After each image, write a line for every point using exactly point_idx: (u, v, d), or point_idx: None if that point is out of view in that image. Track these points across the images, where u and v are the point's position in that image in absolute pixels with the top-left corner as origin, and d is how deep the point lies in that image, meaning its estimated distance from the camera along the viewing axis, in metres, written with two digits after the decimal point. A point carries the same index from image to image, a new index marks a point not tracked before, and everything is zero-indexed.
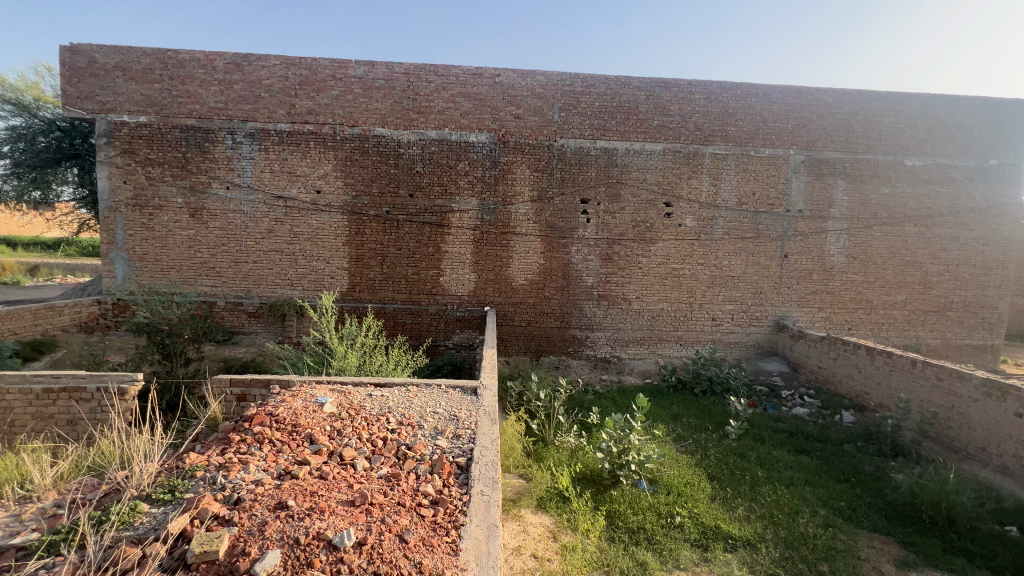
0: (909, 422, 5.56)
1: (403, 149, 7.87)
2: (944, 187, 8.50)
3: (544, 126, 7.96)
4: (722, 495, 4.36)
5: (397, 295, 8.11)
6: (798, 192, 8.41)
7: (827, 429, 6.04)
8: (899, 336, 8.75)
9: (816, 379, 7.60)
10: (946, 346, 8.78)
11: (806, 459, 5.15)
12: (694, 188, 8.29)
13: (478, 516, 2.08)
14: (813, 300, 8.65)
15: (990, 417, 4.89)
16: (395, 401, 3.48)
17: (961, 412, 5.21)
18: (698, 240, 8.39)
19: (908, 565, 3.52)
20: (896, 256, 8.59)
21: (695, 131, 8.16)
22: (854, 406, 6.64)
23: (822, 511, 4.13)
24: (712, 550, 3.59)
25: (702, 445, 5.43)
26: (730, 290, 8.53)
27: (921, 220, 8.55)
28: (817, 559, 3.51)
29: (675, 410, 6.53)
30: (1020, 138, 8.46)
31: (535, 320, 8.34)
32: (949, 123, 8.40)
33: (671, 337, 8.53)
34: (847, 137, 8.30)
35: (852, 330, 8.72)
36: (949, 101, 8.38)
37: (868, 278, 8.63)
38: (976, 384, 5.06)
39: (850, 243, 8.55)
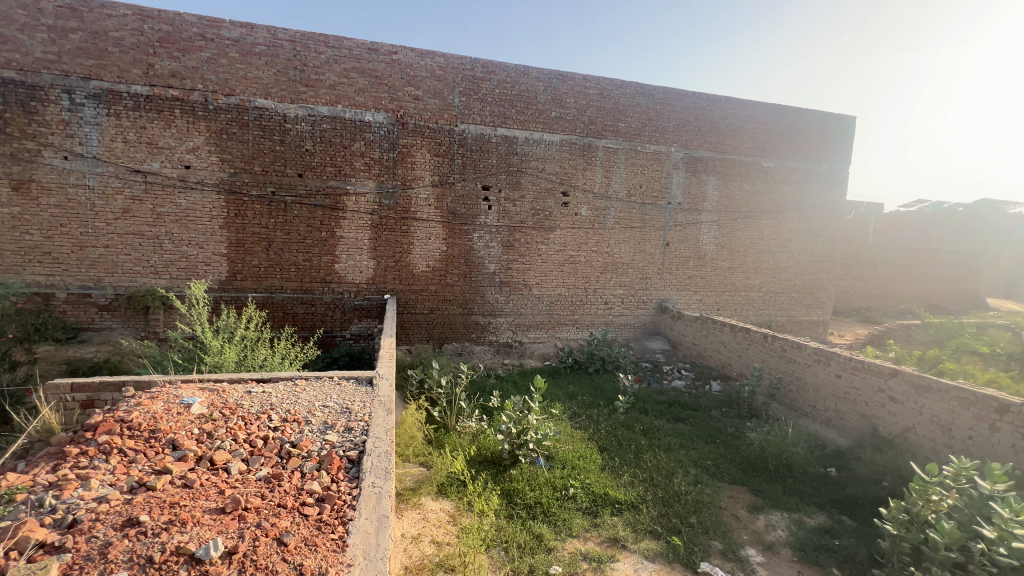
0: (761, 387, 6.48)
1: (289, 124, 7.21)
2: (791, 186, 9.93)
3: (444, 110, 7.81)
4: (611, 464, 4.73)
5: (285, 283, 7.48)
6: (677, 186, 9.25)
7: (698, 398, 6.82)
8: (756, 314, 10.12)
9: (691, 354, 8.52)
10: (791, 322, 10.35)
11: (681, 426, 5.77)
12: (589, 179, 8.73)
13: (368, 509, 2.02)
14: (689, 284, 9.65)
15: (819, 380, 5.88)
16: (279, 397, 3.23)
17: (799, 376, 6.19)
18: (592, 228, 8.88)
19: (757, 509, 4.14)
20: (754, 245, 9.88)
21: (589, 125, 8.57)
22: (720, 376, 7.57)
23: (693, 471, 4.67)
24: (601, 515, 3.90)
25: (594, 420, 5.83)
26: (620, 276, 9.19)
27: (773, 214, 9.91)
28: (687, 513, 3.97)
29: (571, 389, 6.92)
30: (844, 147, 10.15)
31: (438, 307, 8.25)
32: (794, 131, 9.80)
33: (568, 321, 8.98)
34: (717, 139, 9.31)
35: (719, 310, 9.90)
36: (794, 112, 9.76)
37: (733, 265, 9.83)
38: (810, 352, 6.05)
39: (719, 233, 9.65)
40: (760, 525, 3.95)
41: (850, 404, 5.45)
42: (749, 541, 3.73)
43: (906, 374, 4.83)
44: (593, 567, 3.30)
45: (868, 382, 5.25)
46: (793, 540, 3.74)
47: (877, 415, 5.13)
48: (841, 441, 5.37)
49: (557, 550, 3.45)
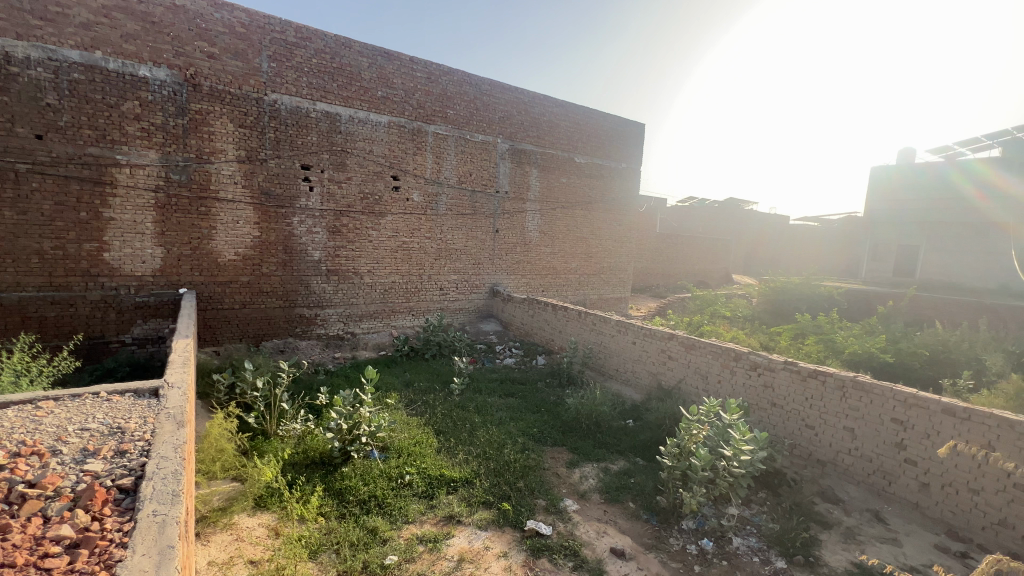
0: (577, 357, 7.35)
1: (16, 66, 5.45)
2: (599, 181, 11.33)
3: (249, 74, 6.81)
4: (447, 446, 4.85)
5: (23, 278, 5.71)
6: (504, 176, 9.76)
7: (526, 372, 7.43)
8: (574, 294, 11.40)
9: (520, 333, 9.20)
10: (601, 299, 11.94)
11: (511, 400, 6.20)
12: (419, 164, 8.61)
13: (146, 544, 1.68)
14: (518, 269, 10.34)
15: (621, 347, 6.92)
16: (8, 426, 2.46)
17: (606, 346, 7.20)
18: (424, 215, 8.81)
19: (574, 464, 4.71)
20: (571, 233, 11.06)
21: (418, 109, 8.43)
22: (545, 351, 8.35)
23: (521, 439, 5.08)
24: (437, 496, 3.97)
25: (430, 405, 5.88)
26: (454, 261, 9.35)
27: (585, 205, 11.20)
28: (516, 479, 4.30)
29: (408, 377, 6.84)
30: (638, 149, 11.96)
31: (251, 300, 7.25)
32: (600, 133, 11.17)
33: (403, 309, 8.82)
34: (537, 134, 10.10)
35: (544, 291, 10.87)
36: (600, 115, 11.11)
37: (554, 250, 10.86)
38: (613, 324, 7.07)
39: (542, 222, 10.54)
40: (576, 478, 4.51)
41: (643, 364, 6.56)
42: (567, 493, 4.23)
43: (679, 336, 6.00)
44: (429, 548, 3.36)
45: (654, 345, 6.38)
46: (600, 485, 4.37)
47: (661, 371, 6.28)
48: (636, 396, 6.43)
49: (393, 539, 3.40)
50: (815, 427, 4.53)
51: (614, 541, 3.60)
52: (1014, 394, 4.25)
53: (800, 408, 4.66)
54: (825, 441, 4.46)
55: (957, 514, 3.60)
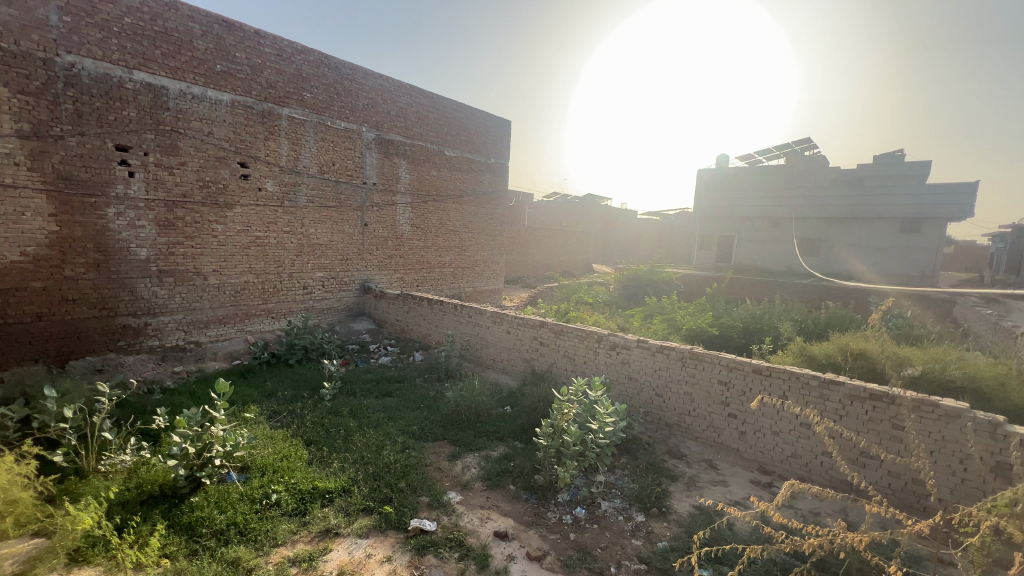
0: (455, 350, 7.39)
1: None
2: (469, 175, 11.44)
3: (32, 29, 5.43)
4: (319, 456, 4.51)
5: None
6: (371, 166, 9.31)
7: (403, 370, 7.24)
8: (449, 287, 11.40)
9: (395, 330, 8.92)
10: (476, 292, 12.14)
11: (388, 400, 6.00)
12: (272, 150, 7.76)
13: None
14: (390, 264, 9.98)
15: (496, 337, 7.14)
16: None
17: (482, 337, 7.36)
18: (281, 206, 7.98)
19: (455, 456, 4.75)
20: (443, 226, 11.01)
21: (268, 89, 7.58)
22: (422, 346, 8.23)
23: (401, 439, 4.96)
24: (310, 512, 3.68)
25: (298, 415, 5.40)
26: (318, 258, 8.66)
27: (457, 199, 11.23)
28: (397, 479, 4.19)
29: (268, 387, 6.17)
30: (506, 146, 12.31)
31: (50, 311, 5.84)
32: (469, 127, 11.26)
33: (260, 311, 7.91)
34: (404, 125, 9.81)
35: (418, 286, 10.68)
36: (468, 109, 11.18)
37: (427, 244, 10.71)
38: (488, 315, 7.25)
39: (413, 215, 10.30)
40: (458, 469, 4.55)
41: (518, 352, 6.85)
42: (450, 486, 4.25)
43: (549, 324, 6.39)
44: (303, 569, 3.10)
45: (528, 333, 6.70)
46: (482, 472, 4.48)
47: (534, 357, 6.63)
48: (513, 382, 6.70)
49: (259, 568, 3.07)
50: (663, 395, 5.22)
51: (497, 525, 3.73)
52: (799, 353, 5.39)
53: (652, 380, 5.32)
54: (671, 405, 5.17)
55: (765, 452, 4.47)
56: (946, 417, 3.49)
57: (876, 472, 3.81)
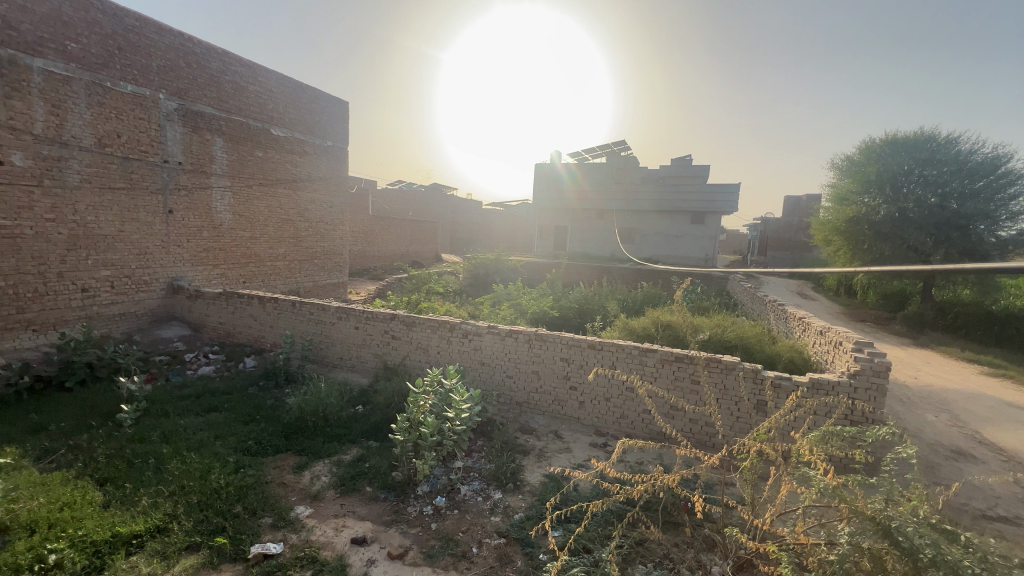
0: (295, 352, 6.70)
1: None
2: (302, 158, 10.36)
3: None
4: (120, 495, 3.68)
5: None
6: (174, 142, 7.79)
7: (231, 379, 6.31)
8: (284, 283, 10.25)
9: (218, 335, 7.71)
10: (317, 286, 11.16)
11: (214, 416, 5.18)
12: (20, 113, 5.94)
13: None
14: (206, 258, 8.53)
15: (343, 334, 6.69)
16: None
17: (327, 335, 6.83)
18: (39, 187, 6.18)
19: (302, 467, 4.35)
20: (273, 214, 9.81)
21: (8, 31, 5.76)
22: (254, 350, 7.27)
23: (233, 458, 4.34)
24: (110, 566, 2.99)
25: (83, 450, 4.30)
26: (104, 252, 6.96)
27: (289, 184, 10.10)
28: (231, 505, 3.67)
29: (33, 420, 4.79)
30: (343, 128, 11.42)
31: None
32: (298, 104, 10.16)
33: (15, 324, 6.06)
34: (217, 95, 8.43)
35: (245, 283, 9.36)
36: (297, 85, 10.06)
37: (254, 234, 9.44)
38: (333, 311, 6.74)
39: (234, 201, 8.95)
40: (306, 481, 4.18)
41: (368, 348, 6.53)
42: (297, 500, 3.89)
43: (400, 316, 6.22)
44: None
45: (378, 327, 6.41)
46: (334, 479, 4.19)
47: (386, 352, 6.39)
48: (364, 380, 6.37)
49: None
50: (514, 375, 5.54)
51: (354, 531, 3.54)
52: (624, 328, 6.21)
53: (502, 362, 5.60)
54: (521, 385, 5.51)
55: (601, 417, 5.08)
56: (726, 369, 4.40)
57: (681, 420, 4.64)
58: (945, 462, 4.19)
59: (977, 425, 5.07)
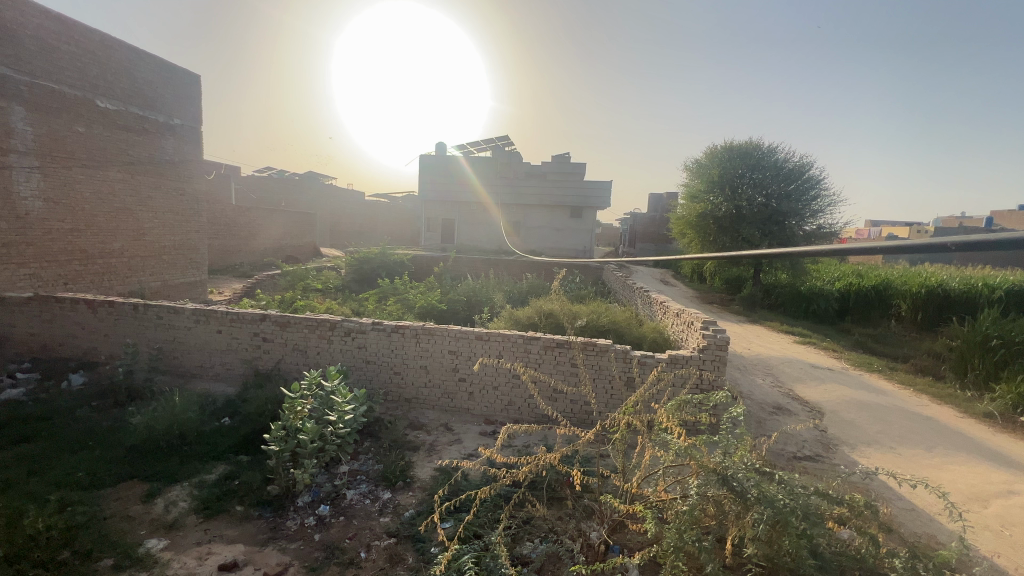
0: (139, 365, 5.75)
1: None
2: (140, 137, 8.86)
3: None
4: None
5: None
6: None
7: (51, 402, 5.21)
8: (122, 283, 8.68)
9: (30, 349, 6.30)
10: (166, 287, 9.57)
11: (26, 449, 4.24)
12: None
13: None
14: (7, 255, 6.87)
15: (202, 339, 5.92)
16: None
17: (181, 341, 5.99)
18: None
19: (153, 494, 3.79)
20: (103, 202, 8.24)
21: None
22: (83, 365, 6.08)
23: (56, 495, 3.61)
24: None
25: None
26: None
27: (123, 166, 8.56)
28: (54, 551, 3.05)
29: None
30: (194, 105, 9.93)
31: None
32: (132, 73, 8.66)
33: None
34: (14, 53, 6.86)
35: (67, 285, 7.74)
36: (129, 50, 8.55)
37: (77, 226, 7.85)
38: (188, 314, 5.92)
39: (46, 184, 7.34)
40: (158, 510, 3.64)
41: (234, 353, 5.86)
42: (147, 533, 3.37)
43: (271, 316, 5.68)
44: None
45: (245, 330, 5.78)
46: (196, 502, 3.72)
47: (256, 356, 5.80)
48: (230, 390, 5.71)
49: None
50: (401, 372, 5.42)
51: (222, 556, 3.18)
52: (509, 319, 6.43)
53: (389, 359, 5.44)
54: (409, 381, 5.42)
55: (489, 405, 5.21)
56: (601, 352, 4.81)
57: (563, 402, 4.96)
58: (769, 416, 5.08)
59: (790, 384, 6.23)
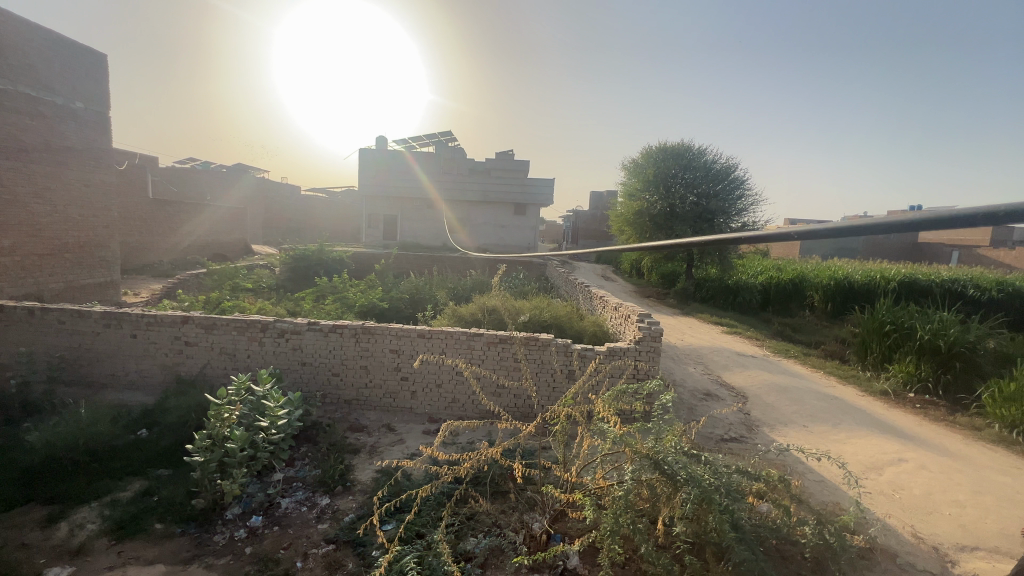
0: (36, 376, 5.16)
1: None
2: (33, 121, 7.92)
3: None
4: None
5: None
6: None
7: None
8: (15, 286, 7.71)
9: None
10: (70, 289, 8.59)
11: None
12: None
13: None
14: None
15: (113, 345, 5.41)
16: None
17: (88, 348, 5.44)
18: None
19: (55, 518, 3.43)
20: None
21: None
22: None
23: None
24: None
25: None
26: None
27: (12, 153, 7.63)
28: None
29: None
30: (101, 87, 9.00)
31: None
32: (22, 49, 7.73)
33: None
34: None
35: None
36: (17, 22, 7.61)
37: None
38: (95, 318, 5.38)
39: None
40: (61, 535, 3.30)
41: (151, 360, 5.40)
42: (49, 563, 3.06)
43: (194, 318, 5.29)
44: None
45: (164, 333, 5.35)
46: (107, 523, 3.41)
47: (177, 362, 5.38)
48: (148, 400, 5.25)
49: None
50: (340, 373, 5.24)
51: None
52: (453, 316, 6.39)
53: (327, 360, 5.23)
54: (349, 382, 5.24)
55: (433, 404, 5.15)
56: (543, 346, 4.89)
57: (507, 397, 5.01)
58: (699, 402, 5.40)
59: (719, 371, 6.66)
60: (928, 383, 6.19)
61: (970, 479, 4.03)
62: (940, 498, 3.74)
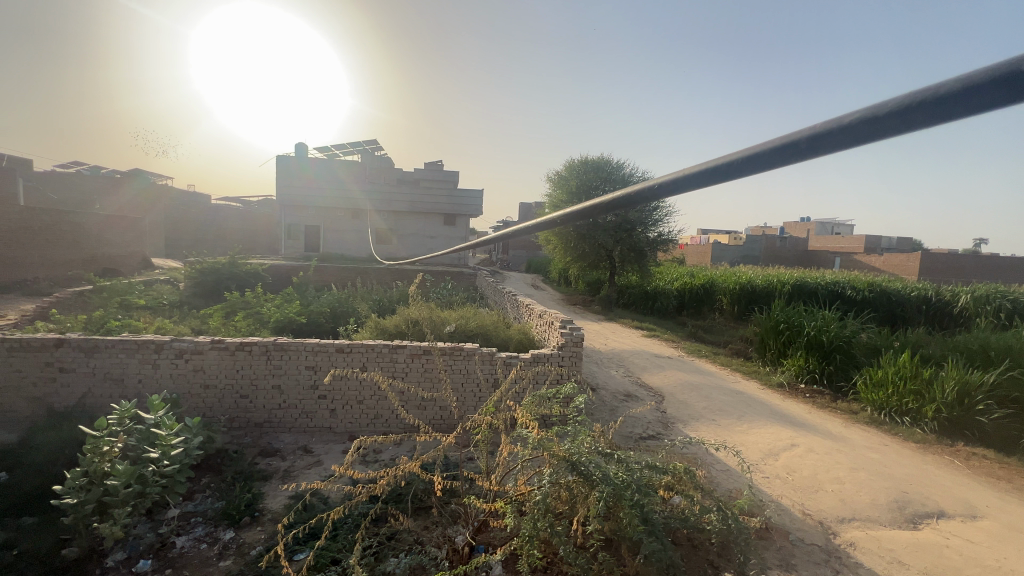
0: None
1: None
2: None
3: None
4: None
5: None
6: None
7: None
8: None
9: None
10: None
11: None
12: None
13: None
14: None
15: None
16: None
17: None
18: None
19: None
20: None
21: None
22: None
23: None
24: None
25: None
26: None
27: None
28: None
29: None
30: None
31: None
32: None
33: None
34: None
35: None
36: None
37: None
38: None
39: None
40: None
41: (14, 392, 4.68)
42: None
43: (71, 340, 4.67)
44: None
45: (30, 361, 4.66)
46: None
47: (49, 392, 4.70)
48: (9, 438, 4.54)
49: None
50: (249, 395, 4.85)
51: None
52: (375, 328, 6.19)
53: (233, 382, 4.83)
54: (259, 403, 4.87)
55: (354, 421, 4.90)
56: (467, 355, 4.88)
57: (431, 410, 4.91)
58: (619, 403, 5.64)
59: (637, 373, 7.00)
60: (815, 374, 6.95)
61: (848, 457, 4.54)
62: (824, 476, 4.17)
